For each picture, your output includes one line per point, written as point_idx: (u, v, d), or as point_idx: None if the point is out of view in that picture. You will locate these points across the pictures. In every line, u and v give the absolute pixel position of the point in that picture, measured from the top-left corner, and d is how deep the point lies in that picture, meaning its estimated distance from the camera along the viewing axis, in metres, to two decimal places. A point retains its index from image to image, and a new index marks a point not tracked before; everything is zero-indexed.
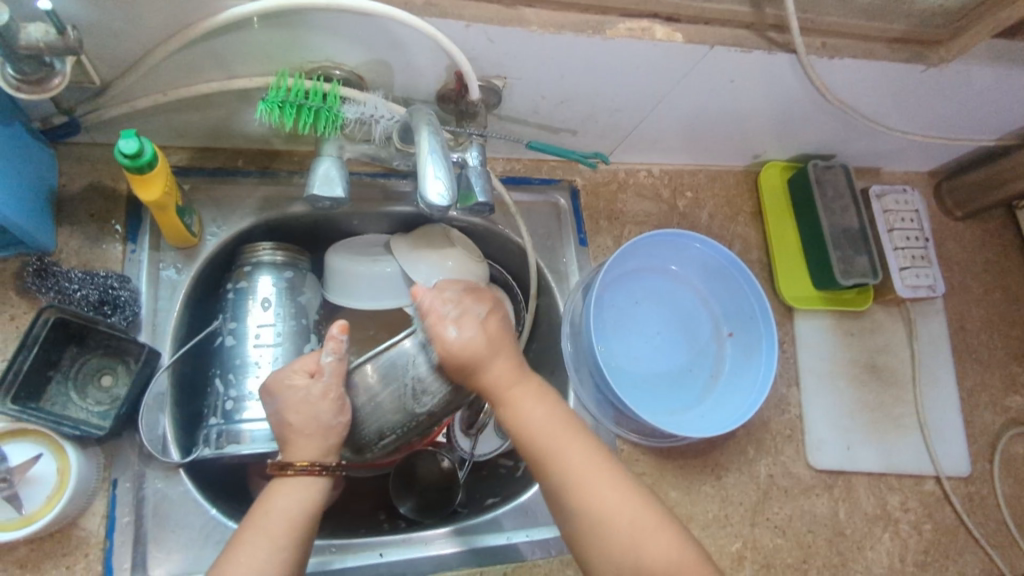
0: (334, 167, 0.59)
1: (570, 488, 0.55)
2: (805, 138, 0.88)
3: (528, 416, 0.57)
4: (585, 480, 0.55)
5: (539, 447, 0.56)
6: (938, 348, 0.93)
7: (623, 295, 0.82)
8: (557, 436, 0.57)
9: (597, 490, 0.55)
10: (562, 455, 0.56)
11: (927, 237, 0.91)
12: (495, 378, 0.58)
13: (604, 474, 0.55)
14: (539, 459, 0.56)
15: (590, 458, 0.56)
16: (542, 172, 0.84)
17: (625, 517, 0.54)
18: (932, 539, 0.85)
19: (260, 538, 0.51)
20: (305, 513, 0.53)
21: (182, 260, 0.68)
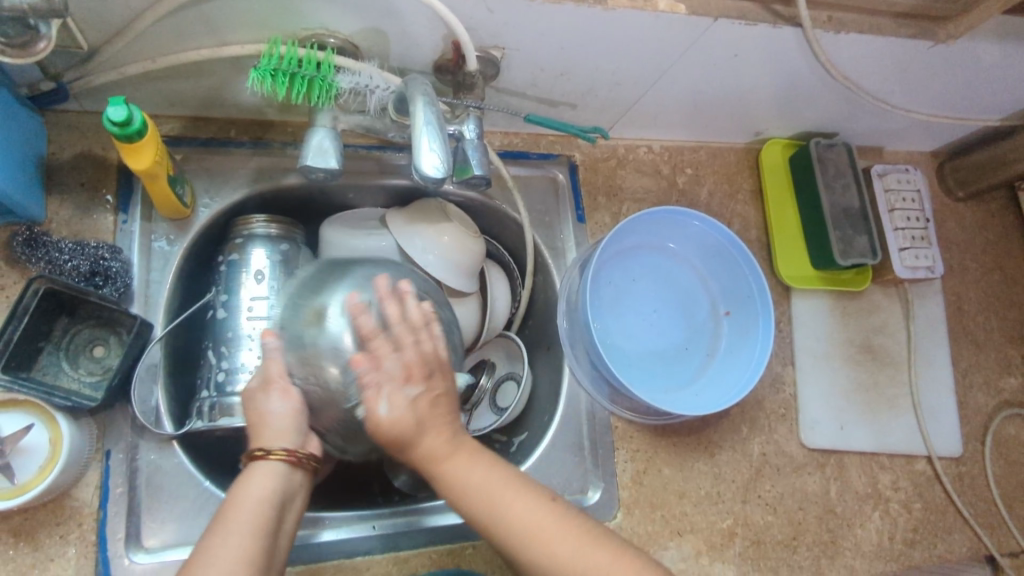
0: (328, 139, 0.58)
1: (520, 543, 0.53)
2: (808, 115, 0.86)
3: (457, 475, 0.54)
4: (532, 541, 0.53)
5: (473, 505, 0.54)
6: (935, 329, 0.93)
7: (621, 272, 0.82)
8: (487, 492, 0.54)
9: (550, 537, 0.53)
10: (510, 515, 0.53)
11: (927, 218, 0.90)
12: (433, 444, 0.54)
13: (531, 510, 0.54)
14: (496, 540, 0.53)
15: (527, 513, 0.53)
16: (541, 147, 0.83)
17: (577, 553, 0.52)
18: (921, 518, 0.86)
19: (231, 519, 0.48)
20: (272, 496, 0.52)
21: (174, 232, 0.67)
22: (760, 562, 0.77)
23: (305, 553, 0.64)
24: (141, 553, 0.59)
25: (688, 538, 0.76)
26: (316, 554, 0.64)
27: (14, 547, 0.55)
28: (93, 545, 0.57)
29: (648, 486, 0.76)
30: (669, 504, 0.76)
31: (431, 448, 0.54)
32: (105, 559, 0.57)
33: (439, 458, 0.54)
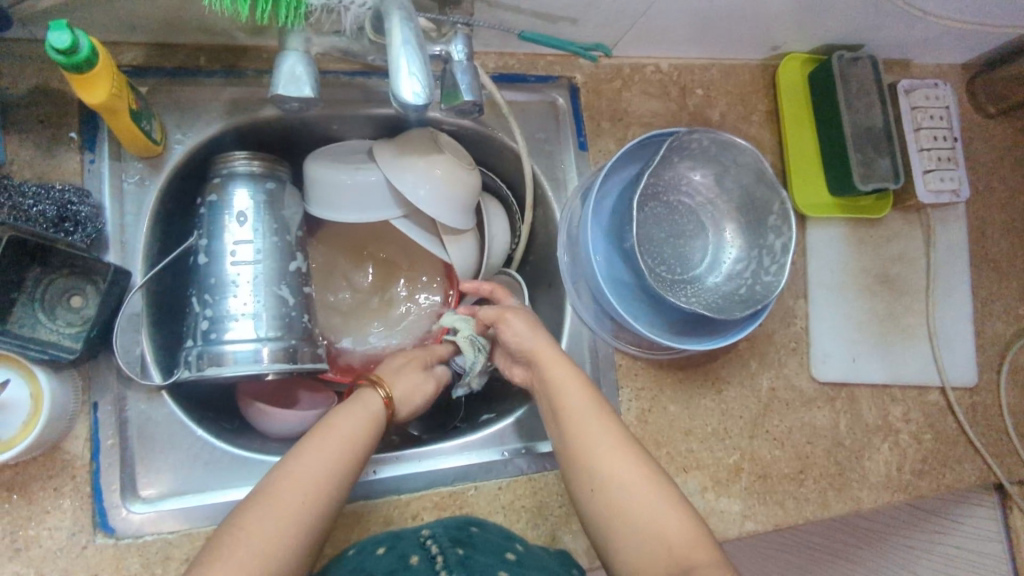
0: (300, 63, 0.52)
1: (596, 459, 0.57)
2: (831, 25, 0.79)
3: (569, 398, 0.60)
4: (606, 454, 0.57)
5: (600, 469, 0.57)
6: (956, 255, 0.88)
7: (650, 214, 0.76)
8: (609, 453, 0.57)
9: (621, 465, 0.57)
10: (591, 439, 0.58)
11: (955, 137, 0.84)
12: (561, 380, 0.61)
13: (604, 433, 0.58)
14: (585, 441, 0.58)
15: (604, 434, 0.58)
16: (539, 69, 0.76)
17: (644, 491, 0.55)
18: (931, 448, 0.84)
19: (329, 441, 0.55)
20: (371, 429, 0.58)
21: (147, 170, 0.63)
22: (767, 495, 0.76)
23: None
24: (139, 503, 0.58)
25: (694, 474, 0.74)
26: None
27: (8, 500, 0.54)
28: (88, 497, 0.56)
29: (654, 424, 0.74)
30: (675, 441, 0.74)
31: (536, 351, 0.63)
32: (101, 510, 0.56)
33: (545, 360, 0.62)
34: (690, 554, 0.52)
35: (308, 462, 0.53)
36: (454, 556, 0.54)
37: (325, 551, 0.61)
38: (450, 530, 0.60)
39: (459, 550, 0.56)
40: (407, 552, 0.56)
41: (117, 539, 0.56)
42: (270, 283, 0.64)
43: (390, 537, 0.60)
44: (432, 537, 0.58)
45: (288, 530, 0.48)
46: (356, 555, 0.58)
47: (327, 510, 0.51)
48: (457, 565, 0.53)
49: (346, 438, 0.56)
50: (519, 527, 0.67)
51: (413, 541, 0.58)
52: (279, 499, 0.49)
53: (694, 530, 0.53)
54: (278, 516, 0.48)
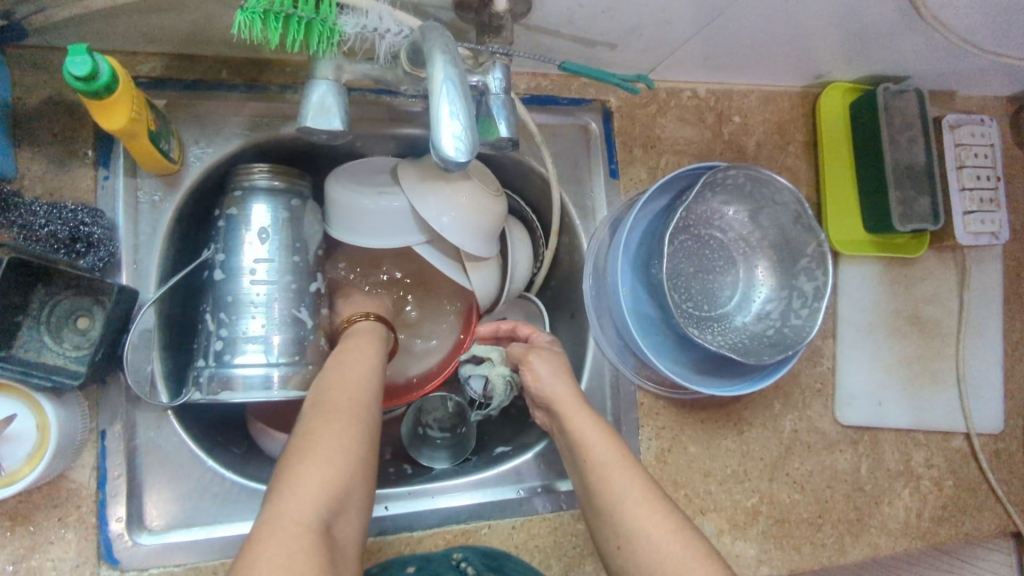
0: (331, 92, 0.49)
1: (623, 513, 0.56)
2: (879, 56, 0.76)
3: (591, 438, 0.59)
4: (632, 508, 0.56)
5: (625, 523, 0.55)
6: (990, 298, 0.86)
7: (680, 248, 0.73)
8: (635, 508, 0.55)
9: (648, 512, 0.55)
10: (617, 489, 0.56)
11: (999, 177, 0.81)
12: (583, 428, 0.60)
13: (631, 484, 0.57)
14: (609, 490, 0.57)
15: (631, 485, 0.56)
16: (573, 90, 0.73)
17: (674, 547, 0.53)
18: (952, 495, 0.83)
19: (343, 366, 0.58)
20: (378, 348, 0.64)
21: (162, 187, 0.60)
22: (784, 540, 0.75)
23: None
24: (145, 534, 0.56)
25: (711, 516, 0.73)
26: None
27: (11, 530, 0.53)
28: (94, 528, 0.55)
29: (673, 464, 0.72)
30: (693, 482, 0.72)
31: (562, 395, 0.62)
32: (107, 541, 0.55)
33: (568, 407, 0.61)
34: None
35: (337, 384, 0.55)
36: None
37: None
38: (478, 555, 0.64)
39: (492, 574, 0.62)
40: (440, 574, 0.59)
41: (121, 571, 0.55)
42: (287, 304, 0.62)
43: (417, 559, 0.62)
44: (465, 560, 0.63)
45: (344, 436, 0.50)
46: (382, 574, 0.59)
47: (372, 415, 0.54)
48: None
49: (361, 365, 0.59)
50: None
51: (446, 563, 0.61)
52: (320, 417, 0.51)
53: None
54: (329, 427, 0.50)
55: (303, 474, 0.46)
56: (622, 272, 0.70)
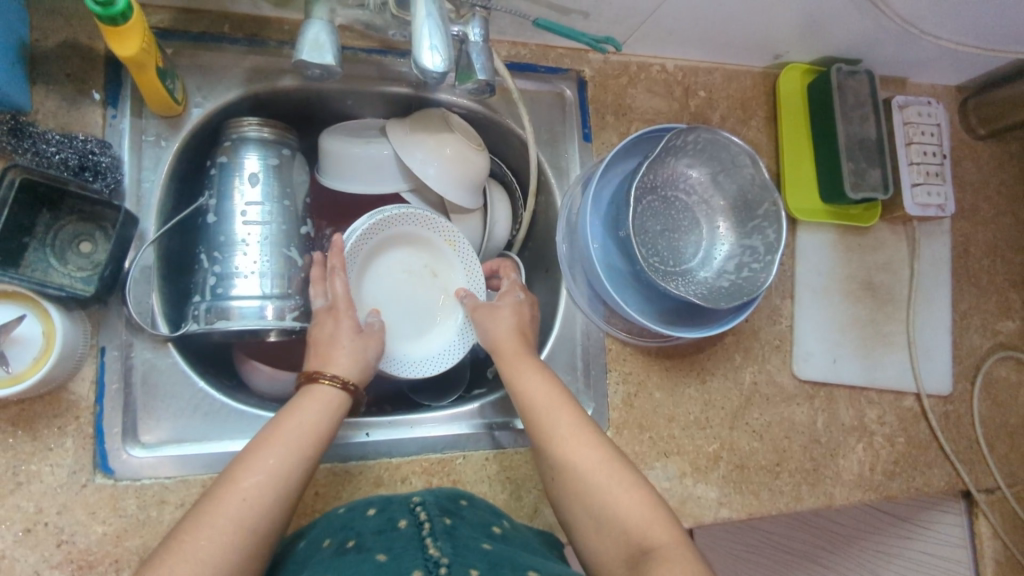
0: (324, 32, 0.54)
1: (556, 448, 0.58)
2: (832, 37, 0.82)
3: (528, 385, 0.61)
4: (564, 443, 0.58)
5: (563, 456, 0.58)
6: (939, 269, 0.92)
7: (646, 208, 0.78)
8: (569, 440, 0.58)
9: (581, 450, 0.57)
10: (552, 425, 0.59)
11: (944, 154, 0.88)
12: (524, 377, 0.62)
13: (565, 422, 0.59)
14: (542, 425, 0.59)
15: (570, 424, 0.59)
16: (550, 60, 0.79)
17: (601, 476, 0.56)
18: (903, 451, 0.87)
19: (274, 444, 0.52)
20: (330, 414, 0.56)
21: (166, 129, 0.65)
22: (743, 484, 0.79)
23: None
24: (138, 448, 0.60)
25: (673, 459, 0.77)
26: None
27: (13, 436, 0.56)
28: (90, 437, 0.58)
29: (638, 408, 0.77)
30: (658, 426, 0.77)
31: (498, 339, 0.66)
32: (102, 452, 0.58)
33: (505, 351, 0.65)
34: (648, 534, 0.53)
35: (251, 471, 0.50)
36: (440, 525, 0.54)
37: (315, 506, 0.64)
38: (441, 500, 0.61)
39: (447, 520, 0.56)
40: (396, 516, 0.56)
41: (115, 480, 0.58)
42: (278, 244, 0.66)
43: (379, 501, 0.61)
44: (422, 504, 0.58)
45: (232, 552, 0.46)
46: (348, 512, 0.60)
47: (278, 521, 0.49)
48: (444, 533, 0.53)
49: (288, 440, 0.53)
50: (502, 498, 0.69)
51: (404, 506, 0.58)
52: (225, 514, 0.47)
53: (653, 513, 0.54)
54: (224, 534, 0.46)
55: (175, 571, 0.43)
56: (592, 225, 0.75)
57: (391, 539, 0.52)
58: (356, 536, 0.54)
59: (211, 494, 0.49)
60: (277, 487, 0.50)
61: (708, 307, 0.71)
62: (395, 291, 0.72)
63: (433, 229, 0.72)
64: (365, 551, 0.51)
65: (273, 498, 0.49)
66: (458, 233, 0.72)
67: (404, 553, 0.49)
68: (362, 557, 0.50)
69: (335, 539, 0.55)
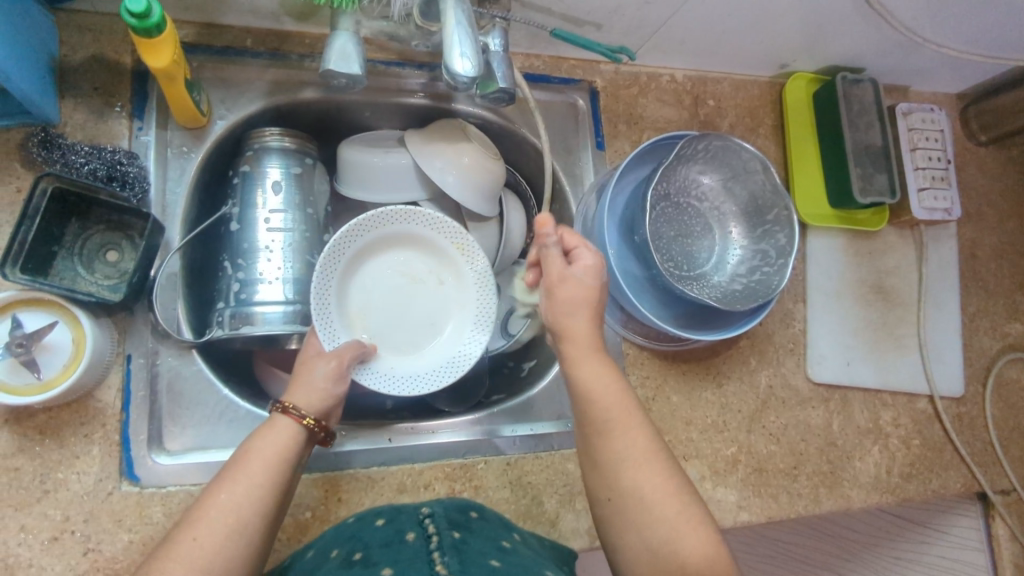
0: (350, 43, 0.56)
1: (622, 471, 0.55)
2: (836, 47, 0.84)
3: (598, 393, 0.57)
4: (630, 465, 0.55)
5: (625, 479, 0.55)
6: (947, 272, 0.93)
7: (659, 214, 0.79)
8: (636, 462, 0.55)
9: (648, 473, 0.55)
10: (619, 443, 0.56)
11: (949, 159, 0.89)
12: (600, 384, 0.58)
13: (635, 442, 0.56)
14: (609, 441, 0.56)
15: (637, 444, 0.56)
16: (563, 71, 0.81)
17: (668, 508, 0.54)
18: (919, 453, 0.88)
19: (238, 477, 0.51)
20: (291, 446, 0.55)
21: (190, 141, 0.66)
22: (762, 487, 0.79)
23: (321, 461, 0.65)
24: (164, 455, 0.60)
25: (692, 463, 0.77)
26: (333, 462, 0.65)
27: (40, 443, 0.56)
28: (117, 445, 0.58)
29: (656, 412, 0.77)
30: (676, 430, 0.77)
31: (569, 328, 0.59)
32: (128, 459, 0.58)
33: (574, 343, 0.59)
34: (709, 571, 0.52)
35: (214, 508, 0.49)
36: (449, 539, 0.54)
37: (339, 512, 0.64)
38: (451, 511, 0.61)
39: (456, 533, 0.56)
40: (404, 529, 0.56)
41: (141, 488, 0.58)
42: (300, 251, 0.67)
43: (389, 509, 0.61)
44: (431, 517, 0.58)
45: None
46: (357, 522, 0.60)
47: (244, 556, 0.48)
48: (451, 547, 0.53)
49: (251, 472, 0.52)
50: (524, 503, 0.69)
51: (413, 518, 0.59)
52: (188, 550, 0.46)
53: (716, 551, 0.53)
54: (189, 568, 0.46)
55: None
56: (608, 230, 0.76)
57: (399, 552, 0.52)
58: (363, 548, 0.54)
59: (180, 529, 0.48)
60: (241, 521, 0.49)
61: (724, 309, 0.72)
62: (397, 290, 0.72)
63: (444, 233, 0.71)
64: (372, 565, 0.51)
65: (237, 533, 0.48)
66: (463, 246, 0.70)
67: (409, 565, 0.49)
68: (368, 569, 0.50)
69: (343, 550, 0.55)
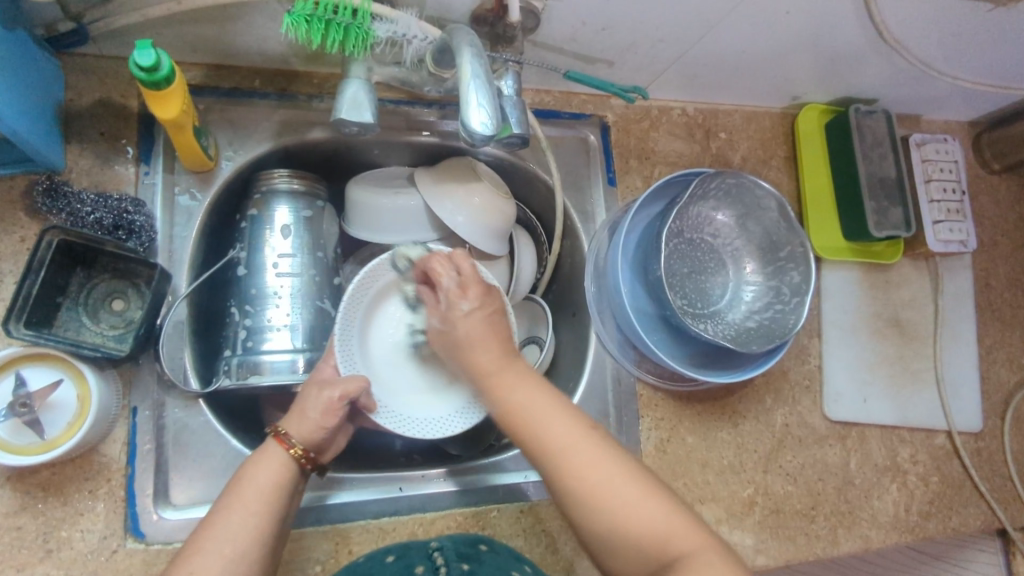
0: (362, 90, 0.55)
1: (552, 463, 0.52)
2: (849, 79, 0.84)
3: (518, 399, 0.54)
4: (563, 452, 0.51)
5: (568, 471, 0.51)
6: (963, 303, 0.92)
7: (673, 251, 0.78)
8: (575, 449, 0.51)
9: (579, 458, 0.51)
10: (550, 434, 0.52)
11: (964, 190, 0.88)
12: (517, 393, 0.54)
13: (571, 428, 0.52)
14: (533, 437, 0.52)
15: (572, 430, 0.52)
16: (573, 106, 0.80)
17: (617, 488, 0.50)
18: (938, 491, 0.86)
19: (237, 509, 0.50)
20: (285, 479, 0.54)
21: (198, 184, 0.65)
22: (779, 530, 0.77)
23: (331, 513, 0.63)
24: (170, 509, 0.58)
25: (708, 506, 0.75)
26: (342, 514, 0.64)
27: (42, 501, 0.55)
28: (121, 501, 0.56)
29: (671, 454, 0.76)
30: (691, 472, 0.76)
31: (482, 365, 0.56)
32: (132, 515, 0.56)
33: (486, 372, 0.56)
34: (676, 543, 0.49)
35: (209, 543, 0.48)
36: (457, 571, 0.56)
37: None
38: (460, 545, 0.61)
39: (464, 565, 0.58)
40: (414, 562, 0.58)
41: (146, 545, 0.56)
42: (308, 296, 0.66)
43: (399, 547, 0.61)
44: (439, 549, 0.60)
45: None
46: (366, 560, 0.59)
47: None
48: None
49: (249, 505, 0.51)
50: (538, 551, 0.67)
51: (422, 552, 0.60)
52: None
53: (673, 521, 0.49)
54: None
55: None
56: (620, 267, 0.75)
57: None
58: None
59: (179, 564, 0.47)
60: (239, 552, 0.48)
61: (740, 351, 0.70)
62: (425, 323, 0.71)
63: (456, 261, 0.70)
64: None
65: (234, 565, 0.47)
66: (486, 273, 0.69)
67: None
68: None
69: None
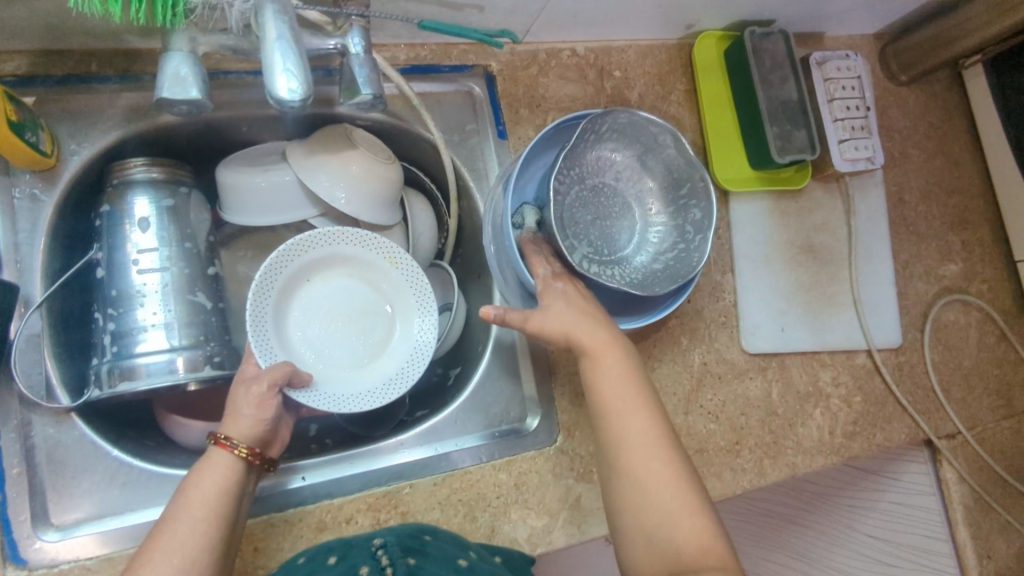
0: (185, 64, 0.50)
1: (622, 456, 0.58)
2: (740, 2, 0.80)
3: (611, 389, 0.60)
4: (632, 450, 0.58)
5: (624, 466, 0.58)
6: (876, 221, 0.91)
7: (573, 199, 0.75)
8: (641, 452, 0.57)
9: (641, 460, 0.57)
10: (627, 427, 0.59)
11: (869, 105, 0.86)
12: (609, 372, 0.60)
13: (648, 434, 0.58)
14: (607, 424, 0.60)
15: (643, 431, 0.58)
16: (452, 58, 0.75)
17: (669, 497, 0.56)
18: (861, 410, 0.87)
19: (182, 520, 0.50)
20: (230, 482, 0.53)
21: (41, 183, 0.60)
22: (703, 468, 0.78)
23: None
24: (51, 532, 0.56)
25: None
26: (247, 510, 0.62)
27: None
28: None
29: None
30: None
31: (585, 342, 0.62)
32: (11, 542, 0.54)
33: (590, 352, 0.61)
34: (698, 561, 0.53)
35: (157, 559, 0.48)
36: (404, 567, 0.51)
37: (259, 563, 0.61)
38: (403, 539, 0.57)
39: (410, 559, 0.53)
40: (358, 562, 0.52)
41: (29, 571, 0.54)
42: (180, 291, 0.62)
43: (341, 546, 0.57)
44: (384, 547, 0.55)
45: None
46: (307, 563, 0.55)
47: None
48: None
49: (194, 517, 0.50)
50: (456, 521, 0.66)
51: (365, 551, 0.55)
52: None
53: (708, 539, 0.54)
54: None
55: None
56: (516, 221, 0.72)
57: None
58: None
59: None
60: (188, 560, 0.48)
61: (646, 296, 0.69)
62: (344, 316, 0.70)
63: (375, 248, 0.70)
64: None
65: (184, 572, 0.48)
66: (399, 250, 0.70)
67: None
68: None
69: None
